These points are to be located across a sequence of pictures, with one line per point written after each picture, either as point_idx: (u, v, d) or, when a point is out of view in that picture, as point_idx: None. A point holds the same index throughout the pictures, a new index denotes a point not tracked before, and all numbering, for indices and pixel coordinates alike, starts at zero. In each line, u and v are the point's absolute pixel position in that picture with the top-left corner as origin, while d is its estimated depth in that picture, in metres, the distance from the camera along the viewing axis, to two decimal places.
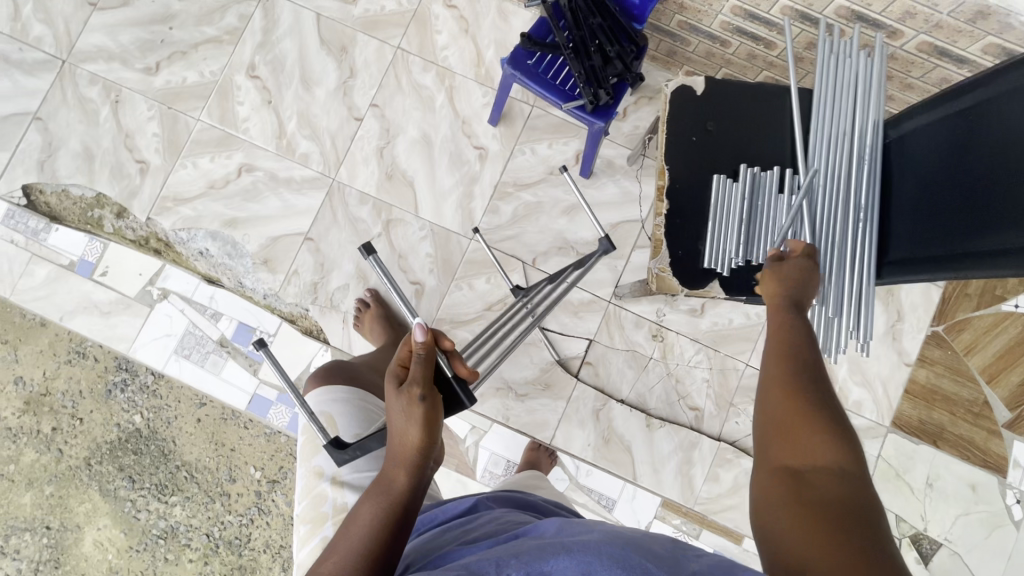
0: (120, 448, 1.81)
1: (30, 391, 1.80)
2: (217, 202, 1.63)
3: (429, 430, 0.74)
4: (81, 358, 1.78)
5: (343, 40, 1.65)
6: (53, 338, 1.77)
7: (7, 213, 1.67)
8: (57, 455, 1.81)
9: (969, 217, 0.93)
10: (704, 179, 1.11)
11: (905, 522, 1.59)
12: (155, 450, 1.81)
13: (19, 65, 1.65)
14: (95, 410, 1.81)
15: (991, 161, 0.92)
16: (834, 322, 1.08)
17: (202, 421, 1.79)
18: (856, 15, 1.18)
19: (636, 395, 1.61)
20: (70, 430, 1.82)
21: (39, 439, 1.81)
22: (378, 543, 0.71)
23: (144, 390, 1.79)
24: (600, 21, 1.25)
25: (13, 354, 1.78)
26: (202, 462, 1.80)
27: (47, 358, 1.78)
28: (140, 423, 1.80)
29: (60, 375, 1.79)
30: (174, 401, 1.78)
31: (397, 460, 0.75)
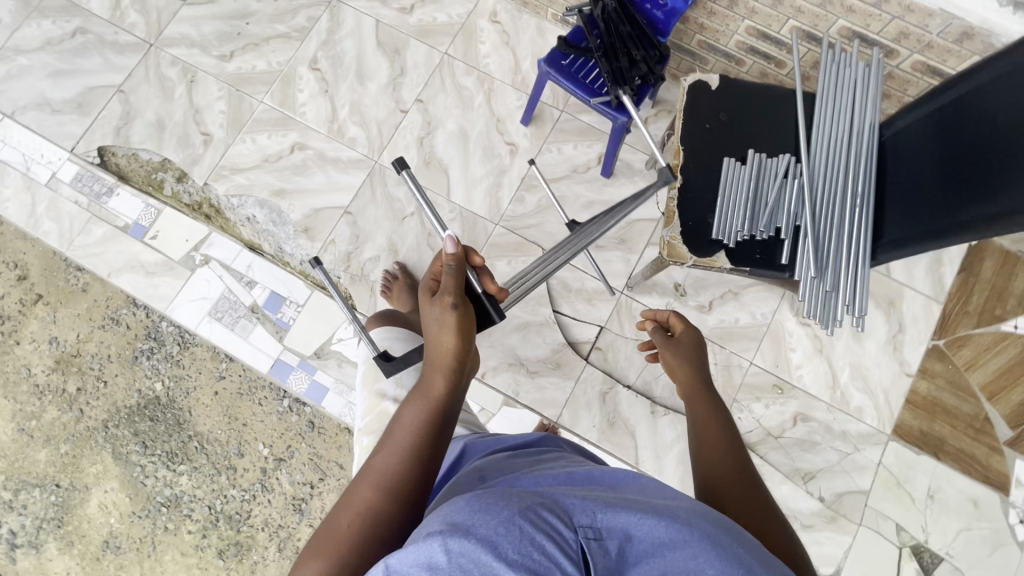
0: (138, 413, 1.87)
1: (62, 351, 1.89)
2: (270, 174, 1.79)
3: (464, 335, 0.84)
4: (115, 324, 1.89)
5: (397, 44, 1.86)
6: (91, 304, 1.89)
7: (76, 175, 1.86)
8: (77, 415, 1.88)
9: (969, 189, 1.02)
10: (716, 162, 1.24)
11: (905, 532, 1.59)
12: (171, 418, 1.86)
13: (112, 46, 1.88)
14: (120, 375, 1.89)
15: (977, 144, 1.02)
16: (832, 296, 1.18)
17: (219, 394, 1.86)
18: (856, 36, 1.34)
19: (643, 383, 1.67)
20: (93, 392, 1.89)
21: (63, 398, 1.88)
22: (427, 436, 0.81)
23: (168, 359, 1.88)
24: (629, 29, 1.43)
25: (51, 315, 1.89)
26: (214, 434, 1.85)
27: (82, 322, 1.89)
28: (160, 391, 1.87)
29: (93, 338, 1.89)
30: (195, 371, 1.87)
31: (434, 367, 0.85)
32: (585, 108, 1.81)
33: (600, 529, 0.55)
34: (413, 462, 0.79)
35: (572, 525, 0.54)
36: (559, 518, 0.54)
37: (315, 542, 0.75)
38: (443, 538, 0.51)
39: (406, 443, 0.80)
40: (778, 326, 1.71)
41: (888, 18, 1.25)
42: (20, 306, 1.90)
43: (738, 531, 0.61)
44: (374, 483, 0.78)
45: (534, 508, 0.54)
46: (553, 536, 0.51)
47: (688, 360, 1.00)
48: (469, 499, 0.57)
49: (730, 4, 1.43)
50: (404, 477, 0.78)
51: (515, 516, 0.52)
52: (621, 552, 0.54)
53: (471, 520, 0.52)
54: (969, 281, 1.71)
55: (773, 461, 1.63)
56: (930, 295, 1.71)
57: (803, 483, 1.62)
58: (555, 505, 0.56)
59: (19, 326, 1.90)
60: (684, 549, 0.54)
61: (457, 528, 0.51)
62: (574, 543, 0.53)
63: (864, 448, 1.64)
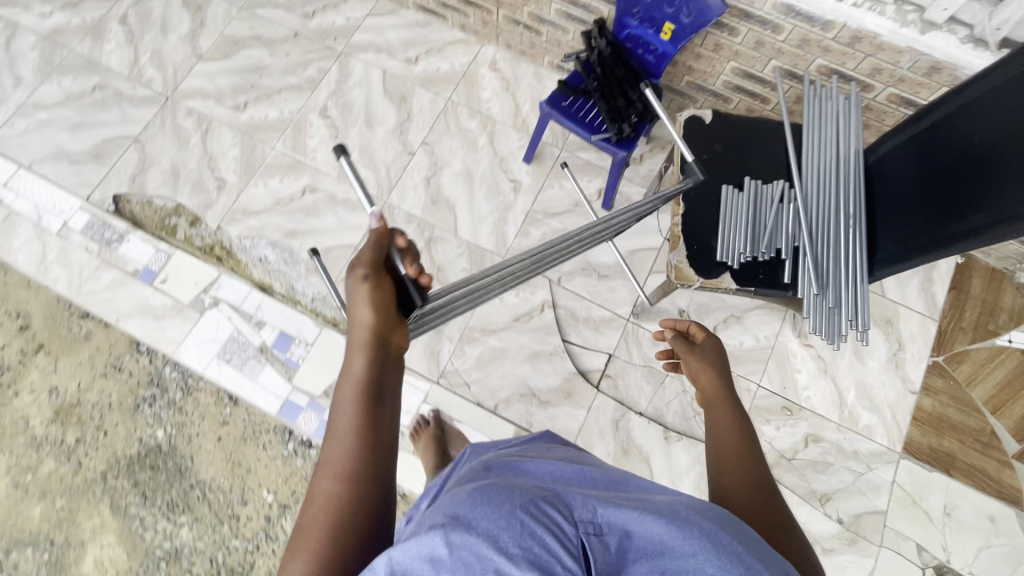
0: (138, 463, 1.81)
1: (62, 401, 1.85)
2: (283, 216, 1.85)
3: (382, 305, 0.83)
4: (117, 372, 1.85)
5: (403, 92, 1.96)
6: (93, 352, 1.87)
7: (88, 223, 1.90)
8: (76, 466, 1.81)
9: (953, 207, 1.09)
10: (715, 189, 1.31)
11: (927, 552, 1.57)
12: (172, 467, 1.80)
13: (130, 99, 1.96)
14: (120, 424, 1.84)
15: (959, 164, 1.09)
16: (835, 312, 1.23)
17: (222, 439, 1.81)
18: (833, 72, 1.45)
19: (654, 409, 1.68)
20: (93, 443, 1.83)
21: (61, 449, 1.82)
22: (370, 413, 0.76)
23: (171, 406, 1.83)
24: (623, 71, 1.54)
25: (52, 364, 1.86)
26: (217, 481, 1.79)
27: (84, 371, 1.86)
28: (161, 438, 1.82)
29: (94, 386, 1.85)
30: (198, 417, 1.82)
31: (356, 345, 0.82)
32: (583, 146, 1.91)
33: (600, 526, 0.55)
34: (363, 439, 0.74)
35: (572, 521, 0.54)
36: (560, 512, 0.54)
37: (286, 557, 0.67)
38: (445, 531, 0.50)
39: (350, 427, 0.75)
40: (782, 347, 1.74)
41: (861, 56, 1.36)
42: (20, 356, 1.87)
43: (743, 530, 0.61)
44: (332, 474, 0.72)
45: (536, 502, 0.54)
46: (554, 532, 0.51)
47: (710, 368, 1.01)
48: (471, 492, 0.56)
49: (715, 48, 1.55)
50: (358, 457, 0.73)
51: (516, 510, 0.52)
52: (624, 551, 0.53)
53: (473, 513, 0.52)
54: (960, 298, 1.77)
55: (788, 484, 1.63)
56: (925, 313, 1.77)
57: (820, 506, 1.61)
58: (556, 501, 0.56)
59: (18, 377, 1.86)
60: (683, 546, 0.54)
61: (458, 521, 0.51)
62: (574, 538, 0.52)
63: (877, 468, 1.64)
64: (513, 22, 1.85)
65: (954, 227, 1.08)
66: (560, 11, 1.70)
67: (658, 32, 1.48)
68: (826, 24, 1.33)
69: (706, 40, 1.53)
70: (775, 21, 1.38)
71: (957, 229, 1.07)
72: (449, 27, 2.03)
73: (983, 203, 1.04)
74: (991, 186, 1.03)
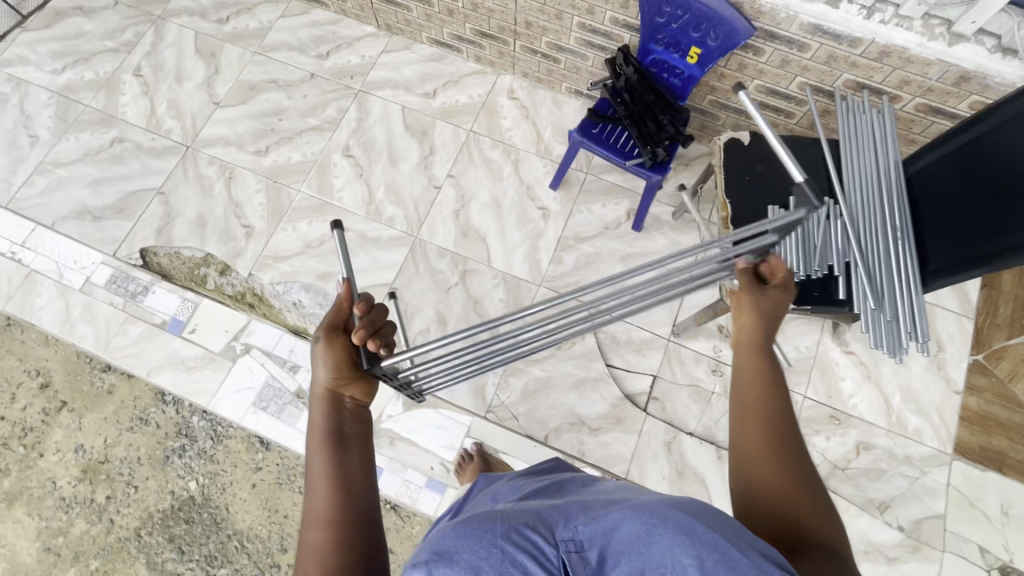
0: (171, 517, 1.75)
1: (89, 459, 1.79)
2: (314, 259, 1.85)
3: (338, 365, 0.89)
4: (144, 424, 1.81)
5: (424, 126, 1.97)
6: (118, 406, 1.83)
7: (111, 277, 1.87)
8: (108, 525, 1.74)
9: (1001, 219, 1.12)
10: (762, 211, 1.32)
11: (989, 553, 1.57)
12: (207, 518, 1.75)
13: (149, 151, 1.96)
14: (151, 478, 1.78)
15: (1004, 177, 1.12)
16: (895, 325, 1.23)
17: (258, 485, 1.76)
18: (860, 86, 1.47)
19: (704, 428, 1.67)
20: (124, 499, 1.77)
21: (91, 509, 1.76)
22: (339, 462, 0.82)
23: (202, 455, 1.79)
24: (652, 96, 1.55)
25: (76, 422, 1.82)
26: (255, 530, 1.73)
27: (110, 426, 1.81)
28: (194, 490, 1.77)
29: (121, 442, 1.80)
30: (231, 465, 1.78)
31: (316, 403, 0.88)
32: (608, 168, 1.92)
33: (581, 541, 0.57)
34: (338, 481, 0.80)
35: (551, 541, 0.56)
36: (538, 534, 0.56)
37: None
38: (430, 565, 0.54)
39: (322, 478, 0.80)
40: (824, 356, 1.75)
41: (889, 70, 1.39)
42: (43, 416, 1.82)
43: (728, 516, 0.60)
44: (316, 524, 0.76)
45: (514, 526, 0.57)
46: (532, 555, 0.54)
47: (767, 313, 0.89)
48: (455, 526, 0.59)
49: (740, 68, 1.57)
50: (333, 497, 0.78)
51: (496, 539, 0.54)
52: (604, 560, 0.55)
53: (457, 545, 0.55)
54: (993, 295, 1.79)
55: (845, 495, 1.63)
56: (960, 312, 1.78)
57: (879, 514, 1.61)
58: (537, 522, 0.58)
59: (41, 438, 1.81)
60: (660, 539, 0.54)
61: (441, 556, 0.54)
62: (554, 558, 0.54)
63: (931, 471, 1.64)
64: (531, 51, 1.86)
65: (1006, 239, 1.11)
66: (580, 39, 1.71)
67: (684, 56, 1.50)
68: (854, 40, 1.35)
69: (731, 61, 1.55)
70: (802, 40, 1.40)
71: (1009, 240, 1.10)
72: (464, 59, 2.05)
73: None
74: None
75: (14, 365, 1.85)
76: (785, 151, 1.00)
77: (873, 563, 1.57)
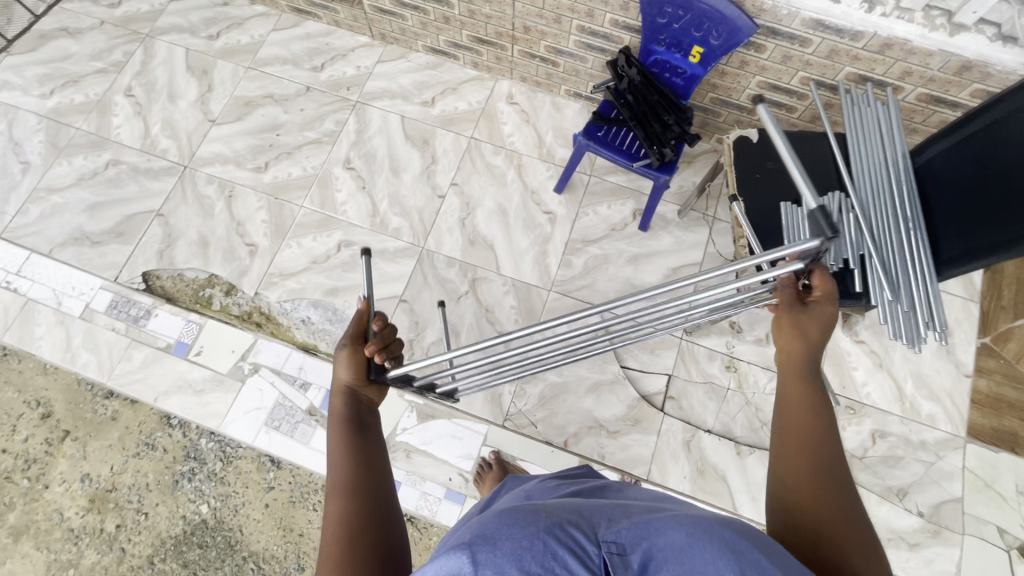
0: (184, 543, 1.72)
1: (96, 488, 1.76)
2: (320, 274, 1.83)
3: (357, 363, 0.90)
4: (151, 450, 1.78)
5: (425, 135, 1.96)
6: (123, 432, 1.79)
7: (111, 303, 1.83)
8: (119, 555, 1.71)
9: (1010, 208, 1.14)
10: (774, 207, 1.33)
11: (1008, 533, 1.59)
12: (221, 542, 1.72)
13: (146, 172, 1.93)
14: (161, 504, 1.75)
15: (1014, 166, 1.14)
16: (913, 315, 1.23)
17: (271, 506, 1.74)
18: (862, 78, 1.48)
19: (722, 425, 1.68)
20: (134, 527, 1.73)
21: (101, 539, 1.72)
22: (359, 443, 0.83)
23: (212, 478, 1.76)
24: (658, 97, 1.55)
25: (81, 451, 1.78)
26: (270, 551, 1.71)
27: (115, 453, 1.77)
28: (206, 513, 1.74)
29: (128, 469, 1.77)
30: (242, 486, 1.75)
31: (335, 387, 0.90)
32: (612, 170, 1.92)
33: (625, 543, 0.53)
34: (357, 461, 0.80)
35: (594, 540, 0.53)
36: (581, 532, 0.54)
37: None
38: (470, 548, 0.52)
39: (341, 455, 0.81)
40: (835, 347, 1.76)
41: (891, 61, 1.40)
42: (46, 447, 1.78)
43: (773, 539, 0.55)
44: (336, 498, 0.76)
45: (558, 522, 0.54)
46: (576, 552, 0.51)
47: (815, 331, 0.87)
48: (495, 515, 0.58)
49: (741, 65, 1.57)
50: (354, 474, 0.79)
51: (541, 532, 0.52)
52: (645, 565, 0.51)
53: (501, 532, 0.53)
54: (997, 278, 1.81)
55: (864, 484, 1.64)
56: (966, 297, 1.80)
57: (899, 501, 1.62)
58: (581, 521, 0.56)
59: (46, 470, 1.77)
60: (705, 553, 0.51)
61: (485, 539, 0.52)
62: (596, 557, 0.52)
63: (946, 455, 1.66)
64: (529, 56, 1.85)
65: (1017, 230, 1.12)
66: (579, 42, 1.70)
67: (686, 56, 1.50)
68: (856, 34, 1.36)
69: (732, 58, 1.56)
70: (803, 35, 1.41)
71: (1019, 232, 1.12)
72: (461, 65, 2.04)
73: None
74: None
75: (13, 397, 1.81)
76: (797, 168, 0.97)
77: (896, 550, 1.58)
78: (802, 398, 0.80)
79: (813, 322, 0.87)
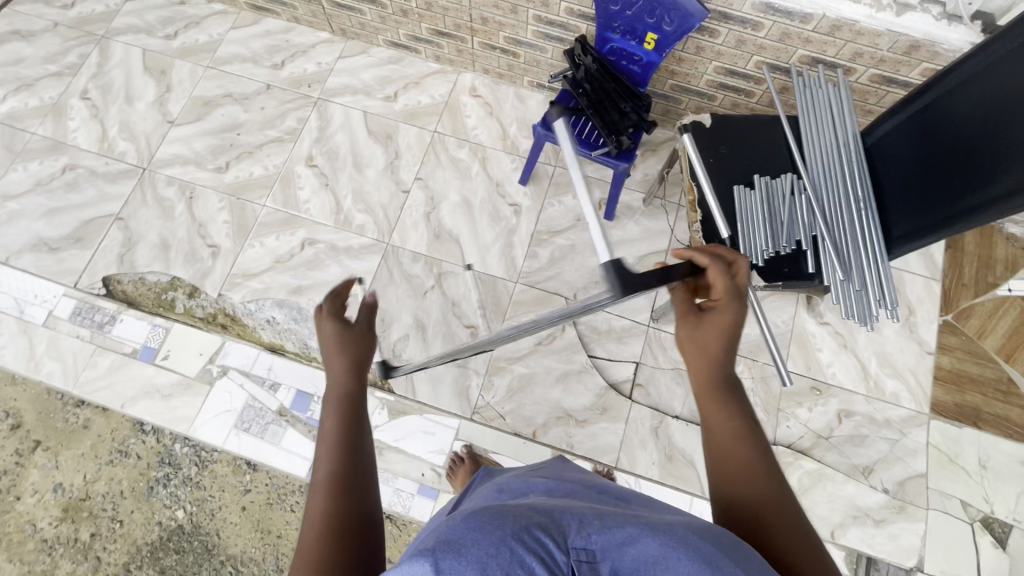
0: (161, 549, 1.68)
1: (69, 497, 1.72)
2: (285, 274, 1.81)
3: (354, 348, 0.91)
4: (124, 457, 1.74)
5: (387, 130, 1.95)
6: (95, 440, 1.76)
7: (74, 309, 1.80)
8: (95, 564, 1.67)
9: (962, 181, 1.12)
10: (727, 191, 1.34)
11: (971, 507, 1.62)
12: (198, 546, 1.68)
13: (105, 176, 1.90)
14: (136, 510, 1.71)
15: (969, 134, 1.11)
16: (864, 294, 1.25)
17: (248, 508, 1.70)
18: (815, 61, 1.48)
19: (690, 410, 1.69)
20: (109, 535, 1.69)
21: (76, 548, 1.68)
22: (352, 429, 0.82)
23: (187, 483, 1.72)
24: (614, 85, 1.54)
25: (52, 461, 1.74)
26: (249, 553, 1.67)
27: (88, 462, 1.74)
28: (183, 518, 1.70)
29: (101, 477, 1.73)
30: (218, 490, 1.71)
31: (332, 364, 0.89)
32: (576, 160, 1.92)
33: (595, 550, 0.48)
34: (348, 449, 0.79)
35: (563, 546, 0.48)
36: (551, 537, 0.48)
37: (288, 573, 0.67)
38: (433, 554, 0.46)
39: (331, 442, 0.80)
40: (801, 329, 1.78)
41: (842, 43, 1.40)
42: (16, 458, 1.75)
43: (743, 547, 0.53)
44: (318, 490, 0.74)
45: (526, 526, 0.49)
46: (543, 560, 0.46)
47: (717, 342, 0.81)
48: (462, 517, 0.52)
49: (697, 51, 1.57)
50: (344, 462, 0.78)
51: (506, 537, 0.47)
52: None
53: (465, 538, 0.47)
54: (957, 256, 1.83)
55: (830, 463, 1.66)
56: (928, 276, 1.82)
57: (865, 479, 1.65)
58: (549, 524, 0.50)
59: (16, 481, 1.73)
60: (678, 565, 0.47)
61: (448, 545, 0.46)
62: (563, 565, 0.46)
63: (910, 432, 1.68)
64: (489, 47, 1.84)
65: (974, 198, 1.09)
66: (537, 31, 1.69)
67: (642, 43, 1.50)
68: (805, 16, 1.36)
69: (687, 44, 1.56)
70: (755, 19, 1.40)
71: (977, 200, 1.08)
72: (423, 59, 2.03)
73: (1003, 171, 1.04)
74: (1011, 153, 1.03)
75: None
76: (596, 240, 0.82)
77: (861, 527, 1.61)
78: (724, 411, 0.77)
79: (711, 334, 0.81)
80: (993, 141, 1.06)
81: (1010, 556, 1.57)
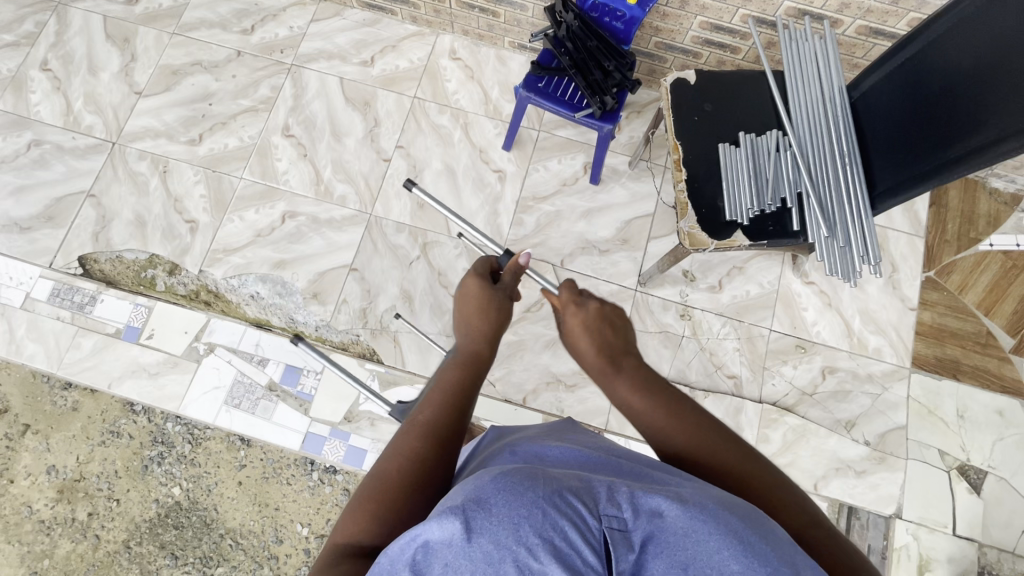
0: (160, 525, 1.69)
1: (63, 479, 1.72)
2: (266, 248, 1.78)
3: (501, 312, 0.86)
4: (115, 437, 1.73)
5: (365, 96, 1.89)
6: (85, 421, 1.74)
7: (53, 291, 1.76)
8: (94, 541, 1.68)
9: (953, 130, 1.10)
10: (713, 149, 1.32)
11: (948, 455, 1.67)
12: (197, 521, 1.69)
13: (72, 151, 1.84)
14: (132, 489, 1.72)
15: (956, 84, 1.10)
16: (848, 250, 1.26)
17: (245, 482, 1.71)
18: (802, 13, 1.45)
19: (676, 371, 1.73)
20: (107, 514, 1.70)
21: (74, 528, 1.69)
22: (467, 389, 0.75)
23: (181, 460, 1.72)
24: (597, 43, 1.50)
25: (44, 444, 1.73)
26: (247, 526, 1.69)
27: (80, 443, 1.73)
28: (179, 495, 1.71)
29: (94, 458, 1.73)
30: (213, 466, 1.72)
31: (475, 320, 0.84)
32: (560, 123, 1.88)
33: (627, 518, 0.45)
34: (453, 414, 0.71)
35: (594, 512, 0.44)
36: (580, 501, 0.44)
37: (345, 516, 0.63)
38: (464, 512, 0.42)
39: (446, 391, 0.74)
40: (786, 289, 1.79)
41: None
42: (7, 442, 1.74)
43: (774, 529, 0.49)
44: (416, 431, 0.69)
45: (558, 490, 0.45)
46: (575, 525, 0.42)
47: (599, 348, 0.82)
48: (493, 473, 0.48)
49: (682, 5, 1.51)
50: (445, 432, 0.69)
51: (540, 499, 0.43)
52: (645, 545, 0.43)
53: (495, 495, 0.43)
54: (941, 212, 1.84)
55: (814, 419, 1.70)
56: (912, 232, 1.83)
57: (847, 432, 1.69)
58: (580, 488, 0.47)
59: (9, 464, 1.72)
60: (707, 538, 0.44)
61: (480, 504, 0.43)
62: (596, 532, 0.43)
63: (892, 386, 1.72)
64: (467, 7, 1.76)
65: (954, 152, 1.09)
66: None
67: None
68: None
69: None
70: None
71: (959, 152, 1.08)
72: (399, 21, 1.95)
73: (991, 120, 1.04)
74: (998, 103, 1.03)
75: None
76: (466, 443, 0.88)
77: (843, 479, 1.66)
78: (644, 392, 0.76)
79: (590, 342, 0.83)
80: (988, 90, 1.05)
81: (984, 501, 1.63)
